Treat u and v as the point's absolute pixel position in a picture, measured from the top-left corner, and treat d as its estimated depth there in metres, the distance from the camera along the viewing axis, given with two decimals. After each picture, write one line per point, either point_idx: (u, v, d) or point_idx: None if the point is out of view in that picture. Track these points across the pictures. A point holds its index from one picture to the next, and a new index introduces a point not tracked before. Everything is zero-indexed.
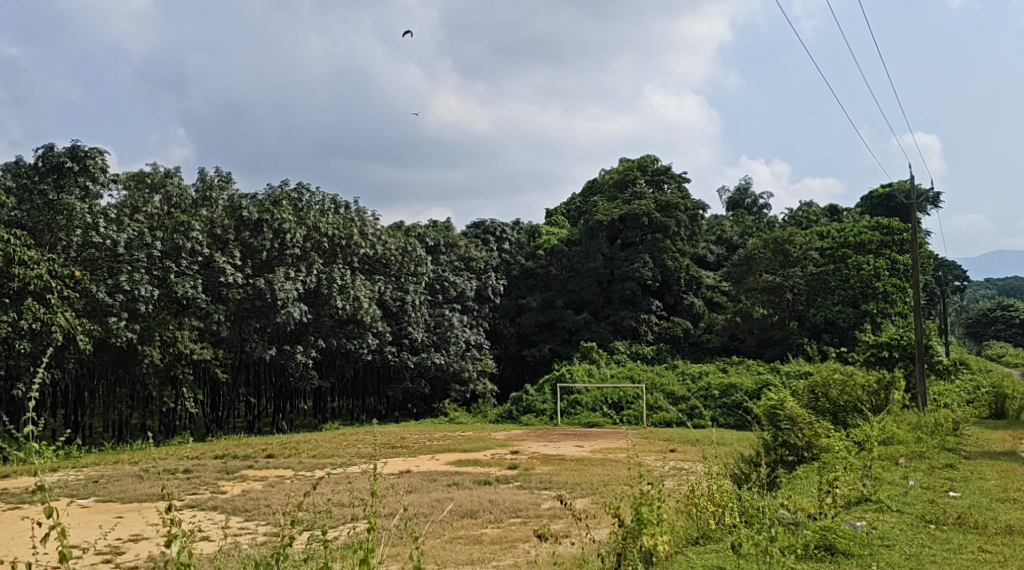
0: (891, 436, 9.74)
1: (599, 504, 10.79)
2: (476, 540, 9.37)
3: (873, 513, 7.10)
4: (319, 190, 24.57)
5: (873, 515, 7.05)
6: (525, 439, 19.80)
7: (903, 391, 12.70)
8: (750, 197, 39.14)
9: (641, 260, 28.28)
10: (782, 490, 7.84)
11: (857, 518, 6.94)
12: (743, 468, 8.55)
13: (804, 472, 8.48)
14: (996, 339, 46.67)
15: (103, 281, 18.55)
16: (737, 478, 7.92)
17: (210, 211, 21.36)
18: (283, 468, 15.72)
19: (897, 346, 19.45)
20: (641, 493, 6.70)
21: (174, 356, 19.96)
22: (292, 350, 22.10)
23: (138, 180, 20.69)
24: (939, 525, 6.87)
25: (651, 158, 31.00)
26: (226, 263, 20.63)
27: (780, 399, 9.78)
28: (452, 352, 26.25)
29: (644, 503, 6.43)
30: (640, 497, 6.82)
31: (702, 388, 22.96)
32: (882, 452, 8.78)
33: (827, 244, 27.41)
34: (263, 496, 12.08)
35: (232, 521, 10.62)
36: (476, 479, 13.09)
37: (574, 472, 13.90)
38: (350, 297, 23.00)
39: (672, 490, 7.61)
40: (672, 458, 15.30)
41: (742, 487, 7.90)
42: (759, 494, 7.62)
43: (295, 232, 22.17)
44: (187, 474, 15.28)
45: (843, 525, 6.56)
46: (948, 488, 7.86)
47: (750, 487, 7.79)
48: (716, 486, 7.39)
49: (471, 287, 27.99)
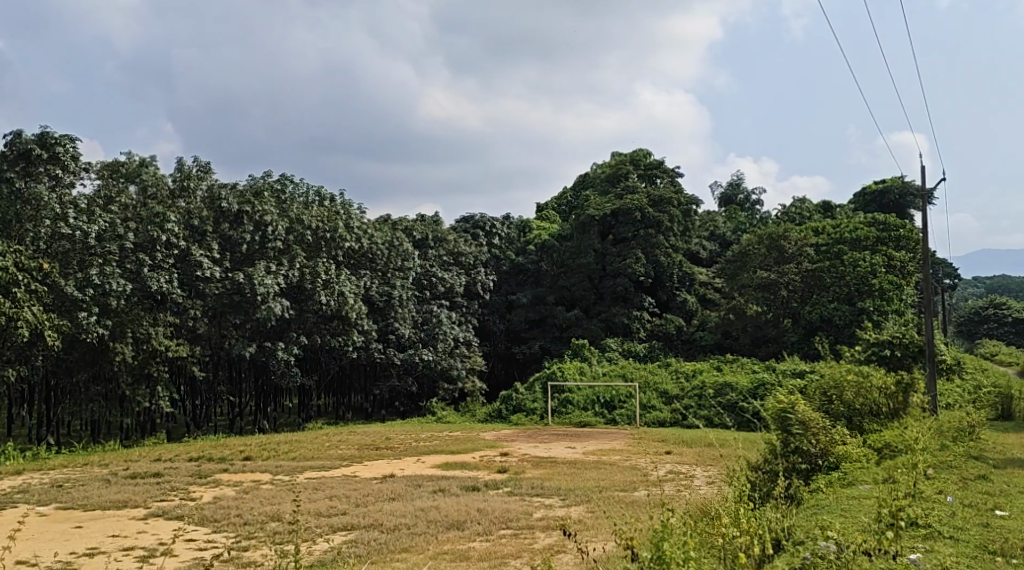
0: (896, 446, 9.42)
1: (595, 516, 10.05)
2: (463, 556, 8.59)
3: (925, 541, 6.24)
4: (302, 181, 23.78)
5: (927, 544, 6.19)
6: (515, 440, 19.02)
7: (918, 394, 11.98)
8: (743, 193, 38.47)
9: (634, 256, 27.53)
10: (806, 511, 7.06)
11: (912, 550, 6.05)
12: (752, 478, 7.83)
13: (828, 489, 7.71)
14: (988, 337, 46.03)
15: (72, 275, 17.69)
16: (750, 488, 7.19)
17: (187, 202, 20.36)
18: (260, 471, 14.94)
19: (899, 345, 18.85)
20: (657, 523, 5.92)
21: (148, 354, 19.12)
22: (273, 348, 21.31)
23: (112, 170, 19.71)
24: (1006, 558, 6.08)
25: (644, 151, 30.36)
26: (203, 256, 19.74)
27: (789, 400, 9.03)
28: (440, 350, 25.36)
29: (665, 537, 5.63)
30: (655, 525, 6.02)
31: (695, 387, 22.20)
32: (910, 464, 8.03)
33: (822, 240, 26.61)
34: (234, 505, 11.26)
35: (199, 534, 9.79)
36: (462, 485, 12.32)
37: (567, 477, 13.14)
38: (335, 293, 22.21)
39: (686, 511, 6.88)
40: (670, 461, 14.61)
41: (758, 500, 7.15)
42: (779, 512, 6.84)
43: (277, 225, 21.34)
44: (158, 478, 14.45)
45: (905, 562, 5.69)
46: (993, 506, 7.12)
47: (768, 505, 7.02)
48: (737, 502, 6.55)
49: (460, 282, 27.14)
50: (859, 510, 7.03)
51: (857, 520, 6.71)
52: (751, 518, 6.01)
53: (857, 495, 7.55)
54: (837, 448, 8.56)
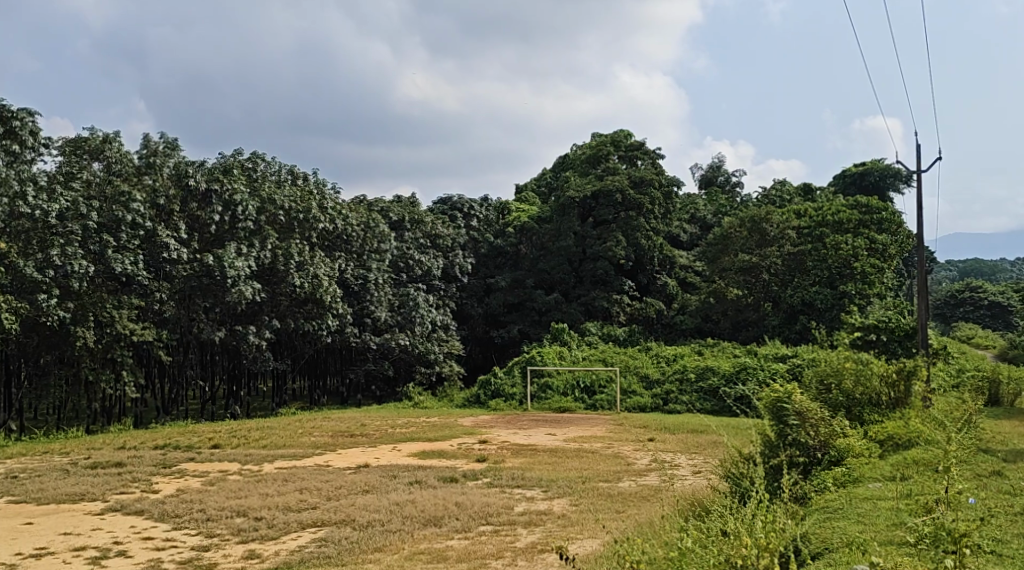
0: (893, 438, 9.21)
1: (580, 511, 9.56)
2: (441, 557, 8.01)
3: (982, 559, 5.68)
4: (275, 159, 23.05)
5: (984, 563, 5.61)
6: (495, 426, 18.50)
7: (920, 381, 11.60)
8: (723, 175, 38.05)
9: (614, 238, 26.92)
10: (828, 518, 6.53)
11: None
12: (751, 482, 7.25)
13: (841, 492, 7.18)
14: (963, 320, 45.87)
15: (32, 255, 16.83)
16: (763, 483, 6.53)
17: (154, 179, 19.43)
18: (228, 461, 14.29)
19: (884, 330, 18.49)
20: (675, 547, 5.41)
21: (111, 338, 18.25)
22: (244, 332, 20.63)
23: (74, 146, 18.66)
24: None
25: (624, 132, 29.84)
26: (169, 237, 18.95)
27: (784, 388, 8.47)
28: (417, 334, 24.77)
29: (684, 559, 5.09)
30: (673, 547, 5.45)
31: (677, 371, 21.74)
32: (929, 465, 7.52)
33: (804, 222, 26.21)
34: (198, 499, 10.61)
35: (157, 532, 9.16)
36: (439, 476, 11.75)
37: (548, 467, 12.60)
38: (309, 275, 21.53)
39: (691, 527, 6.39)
40: (655, 449, 14.25)
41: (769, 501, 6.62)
42: (790, 516, 6.21)
43: (248, 204, 20.56)
44: (119, 469, 13.75)
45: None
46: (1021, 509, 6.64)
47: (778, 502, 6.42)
48: (759, 505, 5.82)
49: (438, 265, 26.45)
50: (882, 517, 6.44)
51: (884, 527, 6.22)
52: (770, 526, 5.32)
53: (871, 496, 7.09)
54: (838, 441, 8.06)
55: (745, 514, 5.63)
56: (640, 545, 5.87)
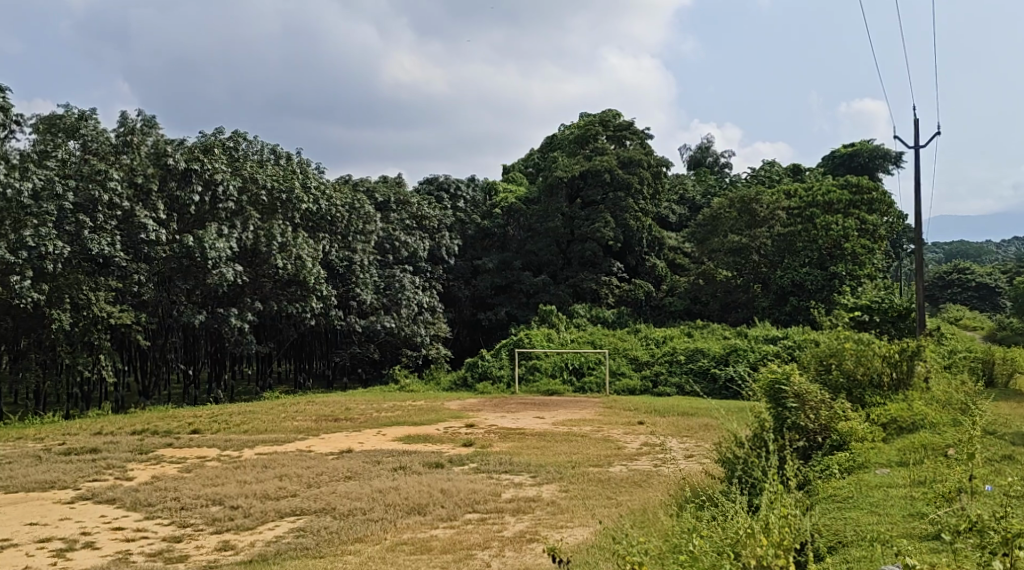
0: (897, 423, 8.87)
1: (570, 497, 9.21)
2: (425, 548, 7.64)
3: None
4: (256, 138, 22.47)
5: None
6: (482, 409, 18.15)
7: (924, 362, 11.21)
8: (712, 156, 37.69)
9: (603, 219, 26.50)
10: (852, 509, 6.17)
11: None
12: (758, 475, 6.85)
13: (850, 479, 6.86)
14: (951, 301, 45.73)
15: (4, 236, 16.24)
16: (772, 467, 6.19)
17: (131, 158, 18.79)
18: (207, 446, 13.88)
19: (877, 311, 18.03)
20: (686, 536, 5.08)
21: (88, 321, 17.71)
22: (225, 314, 20.14)
23: (49, 124, 18.03)
24: None
25: (613, 112, 29.36)
26: (147, 217, 18.35)
27: (782, 368, 8.16)
28: (403, 316, 24.29)
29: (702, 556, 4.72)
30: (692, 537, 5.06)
31: (666, 353, 21.43)
32: (947, 452, 7.12)
33: (795, 202, 25.77)
34: (172, 486, 10.18)
35: (127, 522, 8.74)
36: (425, 461, 11.38)
37: (536, 451, 12.24)
38: (292, 256, 21.04)
39: (701, 514, 6.10)
40: (646, 432, 13.95)
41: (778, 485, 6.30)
42: (799, 507, 5.84)
43: (229, 184, 20.03)
44: (94, 455, 13.31)
45: None
46: None
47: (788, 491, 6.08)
48: (768, 491, 5.41)
49: (424, 247, 25.91)
50: (897, 507, 6.12)
51: (909, 519, 5.86)
52: (786, 521, 4.92)
53: (883, 483, 6.76)
54: (840, 424, 7.69)
55: (761, 495, 5.33)
56: (642, 544, 5.45)
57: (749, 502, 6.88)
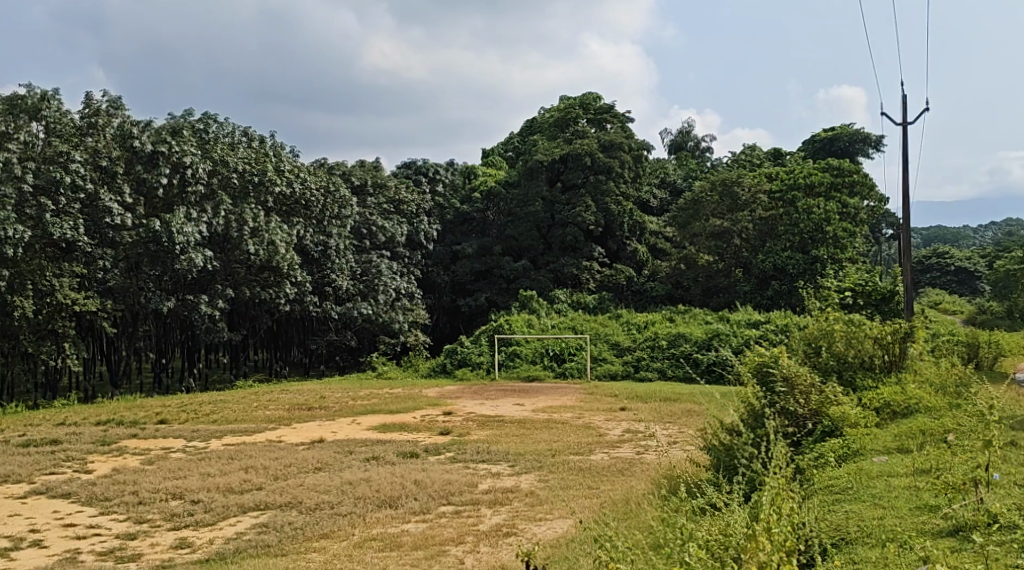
0: (893, 408, 8.51)
1: (549, 488, 8.80)
2: (395, 544, 7.19)
3: None
4: (227, 120, 21.78)
5: None
6: (460, 397, 17.73)
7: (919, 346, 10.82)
8: (693, 140, 37.28)
9: (584, 203, 26.08)
10: (858, 501, 5.81)
11: None
12: (753, 466, 6.45)
13: (848, 469, 6.48)
14: (930, 286, 45.83)
15: None
16: (764, 456, 5.82)
17: (95, 140, 18.09)
18: (173, 437, 13.35)
19: (861, 293, 17.64)
20: (684, 532, 4.65)
21: (53, 308, 17.06)
22: (195, 301, 19.57)
23: (10, 104, 17.30)
24: None
25: (593, 95, 28.88)
26: (113, 200, 17.66)
27: (770, 349, 7.80)
28: (380, 302, 23.75)
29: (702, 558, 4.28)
30: (687, 538, 4.63)
31: (648, 338, 21.04)
32: (948, 438, 6.78)
33: (776, 186, 25.37)
34: (131, 480, 9.67)
35: (81, 518, 8.23)
36: (399, 450, 10.94)
37: (515, 439, 11.83)
38: (265, 241, 20.43)
39: (693, 509, 5.68)
40: (628, 419, 13.61)
41: (775, 475, 5.87)
42: (800, 501, 5.45)
43: (198, 166, 19.39)
44: (54, 447, 12.75)
45: None
46: None
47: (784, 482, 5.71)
48: (769, 486, 5.00)
49: (402, 232, 25.33)
50: (903, 498, 5.79)
51: (918, 512, 5.52)
52: (789, 521, 4.52)
53: (884, 472, 6.43)
54: (832, 409, 7.28)
55: (760, 491, 4.92)
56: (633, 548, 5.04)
57: (744, 497, 6.48)
